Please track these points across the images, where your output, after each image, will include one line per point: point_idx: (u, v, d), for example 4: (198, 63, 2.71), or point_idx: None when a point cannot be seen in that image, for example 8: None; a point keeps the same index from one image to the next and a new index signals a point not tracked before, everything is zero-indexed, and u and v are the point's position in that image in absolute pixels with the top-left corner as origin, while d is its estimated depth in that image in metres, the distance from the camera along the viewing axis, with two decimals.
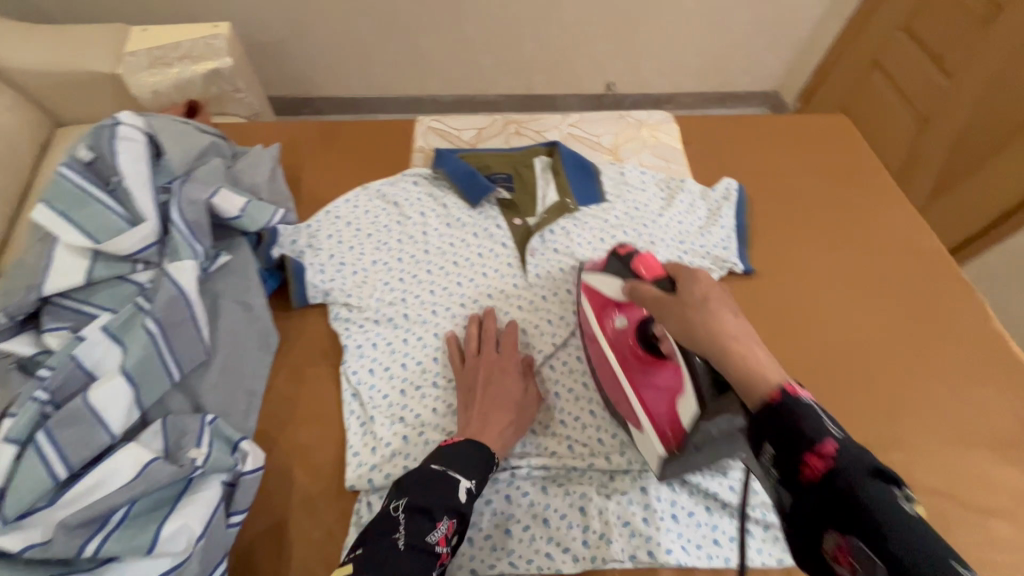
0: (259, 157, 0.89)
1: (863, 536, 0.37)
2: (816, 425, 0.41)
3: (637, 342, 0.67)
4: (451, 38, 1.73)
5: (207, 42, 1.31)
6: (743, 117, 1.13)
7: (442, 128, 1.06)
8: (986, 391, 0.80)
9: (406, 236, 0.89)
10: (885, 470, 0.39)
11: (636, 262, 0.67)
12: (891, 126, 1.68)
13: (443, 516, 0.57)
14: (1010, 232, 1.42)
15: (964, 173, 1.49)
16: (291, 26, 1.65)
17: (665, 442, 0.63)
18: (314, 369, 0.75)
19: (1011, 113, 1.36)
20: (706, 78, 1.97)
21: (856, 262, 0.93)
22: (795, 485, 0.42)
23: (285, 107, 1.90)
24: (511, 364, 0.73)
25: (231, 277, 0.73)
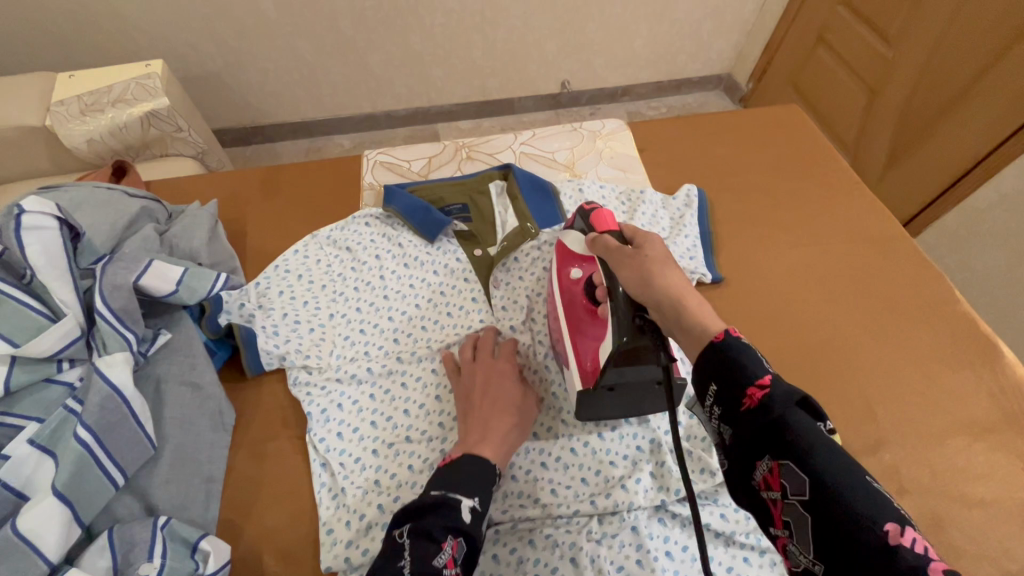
0: (197, 217, 0.83)
1: (795, 457, 0.40)
2: (756, 362, 0.45)
3: (585, 296, 0.67)
4: (397, 51, 1.68)
5: (140, 82, 1.25)
6: (697, 116, 1.12)
7: (390, 161, 1.02)
8: (963, 377, 0.80)
9: (362, 282, 0.85)
10: (811, 403, 0.44)
11: (591, 219, 0.67)
12: (841, 101, 1.70)
13: (446, 536, 0.54)
14: (949, 207, 1.42)
15: (908, 145, 1.50)
16: (228, 58, 1.58)
17: (583, 381, 0.64)
18: (275, 443, 0.70)
19: (949, 82, 1.37)
20: (659, 67, 1.98)
21: (821, 256, 0.93)
22: (735, 418, 0.45)
23: (234, 138, 1.83)
24: (507, 369, 0.71)
25: (174, 356, 0.68)
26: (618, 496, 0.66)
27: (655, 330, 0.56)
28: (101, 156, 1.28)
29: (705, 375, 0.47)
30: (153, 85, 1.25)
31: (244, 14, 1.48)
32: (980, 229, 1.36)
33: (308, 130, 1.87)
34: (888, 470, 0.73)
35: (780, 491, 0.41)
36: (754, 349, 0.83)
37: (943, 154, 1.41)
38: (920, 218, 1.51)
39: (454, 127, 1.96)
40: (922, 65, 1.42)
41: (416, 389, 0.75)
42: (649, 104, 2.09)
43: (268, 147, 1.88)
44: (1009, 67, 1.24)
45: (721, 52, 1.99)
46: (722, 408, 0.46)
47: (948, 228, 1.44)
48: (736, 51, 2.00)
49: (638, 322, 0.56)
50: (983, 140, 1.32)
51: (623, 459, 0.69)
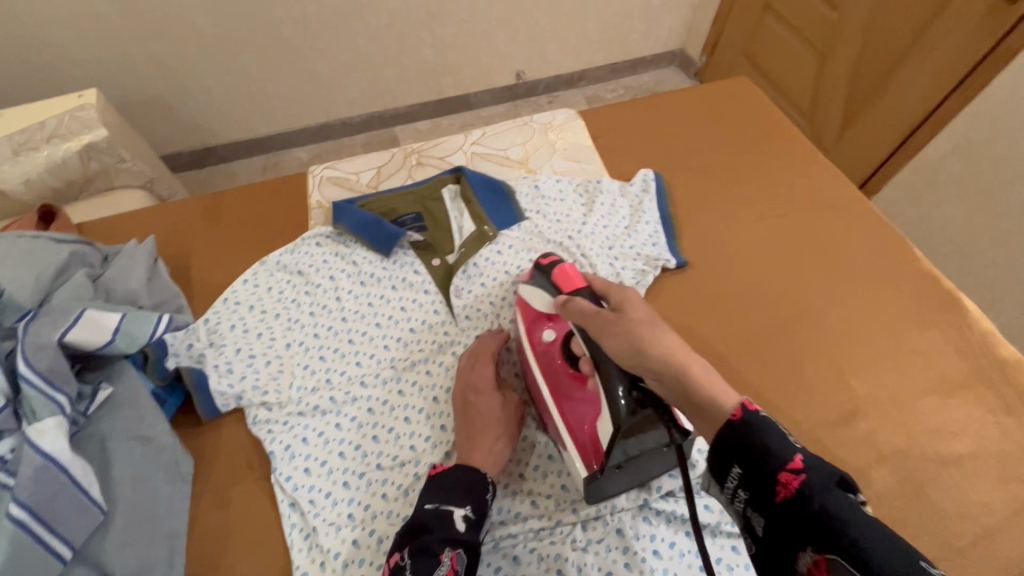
0: (133, 255, 0.78)
1: (840, 551, 0.39)
2: (784, 443, 0.45)
3: (563, 358, 0.66)
4: (345, 57, 1.62)
5: (74, 114, 1.19)
6: (650, 97, 1.10)
7: (337, 175, 0.98)
8: (931, 336, 0.80)
9: (319, 306, 0.81)
10: (846, 480, 0.44)
11: (556, 274, 0.68)
12: (794, 68, 1.70)
13: (443, 549, 0.55)
14: (903, 163, 1.43)
15: (860, 106, 1.51)
16: (167, 80, 1.50)
17: (587, 459, 0.60)
18: (241, 487, 0.67)
19: (894, 41, 1.38)
20: (613, 48, 1.96)
21: (784, 229, 0.92)
22: (770, 506, 0.44)
23: (184, 162, 1.75)
24: (485, 378, 0.70)
25: (119, 412, 0.64)
26: (600, 500, 0.64)
27: (654, 399, 0.54)
28: (40, 198, 1.21)
29: (727, 456, 0.48)
30: (88, 116, 1.19)
31: (179, 32, 1.41)
32: (934, 180, 1.36)
33: (261, 146, 1.80)
34: (866, 438, 0.73)
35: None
36: (725, 330, 0.82)
37: (895, 113, 1.41)
38: (876, 176, 1.51)
39: (412, 128, 1.92)
40: (868, 25, 1.43)
41: (384, 412, 0.72)
42: (607, 86, 2.07)
43: (222, 167, 1.80)
44: (950, 18, 1.24)
45: (673, 28, 1.98)
46: (748, 491, 0.46)
47: (903, 184, 1.43)
48: (687, 26, 1.99)
49: (636, 395, 0.55)
50: (933, 92, 1.31)
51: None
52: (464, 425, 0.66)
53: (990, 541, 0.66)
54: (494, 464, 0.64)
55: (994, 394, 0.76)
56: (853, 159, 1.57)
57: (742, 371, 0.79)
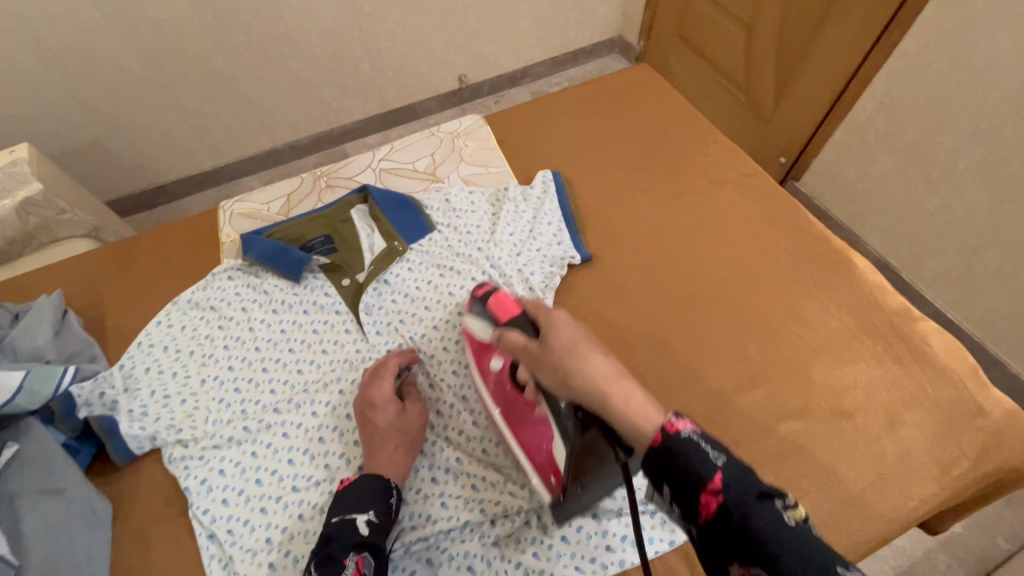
0: (39, 310, 0.80)
1: (763, 566, 0.39)
2: (703, 462, 0.44)
3: (512, 385, 0.67)
4: (282, 82, 1.63)
5: (9, 171, 1.17)
6: (559, 95, 1.13)
7: (247, 207, 0.99)
8: (832, 296, 0.84)
9: (232, 338, 0.82)
10: (772, 490, 0.42)
11: (491, 304, 0.70)
12: (721, 44, 1.73)
13: (348, 555, 0.57)
14: (834, 127, 1.47)
15: (790, 75, 1.54)
16: (103, 124, 1.50)
17: (551, 486, 0.62)
18: (160, 525, 0.69)
19: (808, 11, 1.42)
20: (553, 43, 1.99)
21: (692, 208, 0.95)
22: (698, 524, 0.44)
23: (134, 206, 1.74)
24: (384, 392, 0.72)
25: (27, 469, 0.65)
26: (508, 501, 0.67)
27: (598, 420, 0.53)
28: None
29: (656, 477, 0.47)
30: (21, 172, 1.18)
31: (108, 76, 1.42)
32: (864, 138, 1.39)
33: (212, 179, 1.79)
34: (774, 401, 0.76)
35: None
36: (634, 314, 0.85)
37: (822, 79, 1.45)
38: (812, 142, 1.55)
39: (360, 143, 1.91)
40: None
41: (299, 436, 0.74)
42: (551, 81, 2.10)
43: (173, 205, 1.79)
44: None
45: (608, 16, 2.01)
46: (679, 506, 0.46)
47: (839, 144, 1.46)
48: (622, 13, 2.03)
49: (580, 416, 0.55)
50: (853, 49, 1.34)
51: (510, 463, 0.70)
52: (365, 441, 0.69)
53: (884, 486, 0.70)
54: (396, 471, 0.67)
55: (886, 345, 0.79)
56: (789, 126, 1.60)
57: (650, 351, 0.82)
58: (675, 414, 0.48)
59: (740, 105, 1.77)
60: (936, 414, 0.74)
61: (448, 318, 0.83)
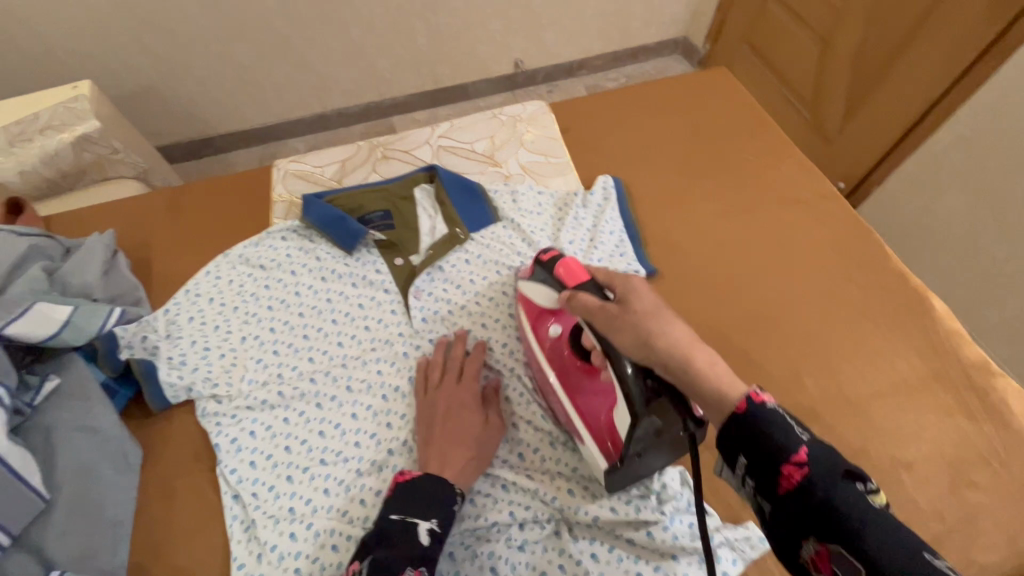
0: (91, 248, 0.80)
1: (844, 544, 0.40)
2: (788, 434, 0.44)
3: (569, 350, 0.67)
4: (338, 46, 1.61)
5: (69, 106, 1.19)
6: (628, 89, 1.08)
7: (302, 168, 0.97)
8: (897, 337, 0.79)
9: (276, 300, 0.82)
10: (855, 470, 0.43)
11: (558, 268, 0.66)
12: (793, 56, 1.63)
13: (406, 567, 0.54)
14: (906, 155, 1.36)
15: (861, 98, 1.43)
16: (162, 69, 1.50)
17: (607, 454, 0.61)
18: (186, 478, 0.68)
19: (894, 32, 1.32)
20: (613, 36, 1.92)
21: (756, 226, 0.90)
22: (774, 496, 0.44)
23: (184, 153, 1.74)
24: (464, 397, 0.70)
25: (66, 403, 0.66)
26: (539, 507, 0.65)
27: (668, 389, 0.53)
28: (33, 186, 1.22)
29: (733, 445, 0.47)
30: (80, 108, 1.19)
31: (172, 22, 1.41)
32: (937, 172, 1.29)
33: (260, 137, 1.79)
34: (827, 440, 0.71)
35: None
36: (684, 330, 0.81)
37: (897, 106, 1.35)
38: (879, 169, 1.44)
39: (409, 118, 1.89)
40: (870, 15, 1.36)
41: (332, 409, 0.72)
42: (607, 76, 2.03)
43: (220, 157, 1.80)
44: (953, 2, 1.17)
45: (675, 15, 1.93)
46: (754, 479, 0.46)
47: (906, 177, 1.36)
48: (689, 13, 1.94)
49: (649, 383, 0.54)
50: (937, 79, 1.24)
51: (543, 475, 0.67)
52: (438, 440, 0.66)
53: (938, 547, 0.65)
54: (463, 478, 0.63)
55: (954, 398, 0.74)
56: (856, 151, 1.48)
57: None
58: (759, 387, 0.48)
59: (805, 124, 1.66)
60: (1001, 479, 0.68)
61: (498, 319, 0.80)
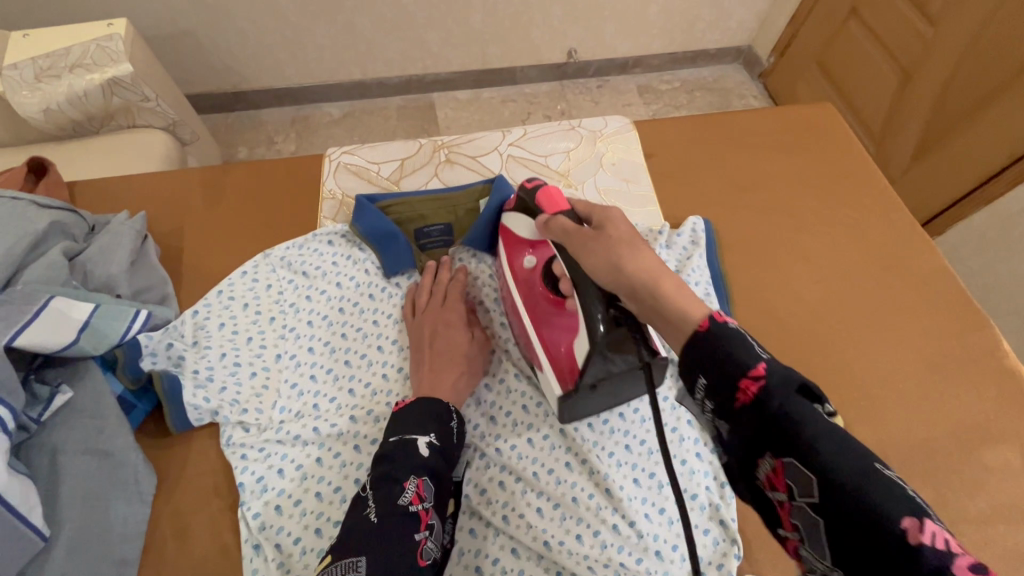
0: (118, 233, 0.71)
1: (797, 453, 0.36)
2: (746, 350, 0.40)
3: (542, 283, 0.65)
4: (389, 14, 1.46)
5: (101, 45, 1.07)
6: (719, 116, 0.97)
7: (356, 163, 0.87)
8: (1005, 450, 0.70)
9: (318, 315, 0.72)
10: (808, 386, 0.40)
11: (538, 195, 0.63)
12: (868, 83, 1.42)
13: (409, 477, 0.54)
14: (971, 211, 1.21)
15: (938, 140, 1.26)
16: (201, 14, 1.37)
17: (561, 380, 0.61)
18: (202, 515, 0.60)
19: (989, 71, 1.13)
20: (675, 36, 1.69)
21: (853, 296, 0.81)
22: (729, 413, 0.41)
23: (213, 104, 1.61)
24: (452, 315, 0.70)
25: (77, 422, 0.59)
26: None
27: (632, 324, 0.53)
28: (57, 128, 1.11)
29: (690, 366, 0.43)
30: (114, 49, 1.08)
31: None
32: (1010, 231, 1.14)
33: (293, 96, 1.64)
34: None
35: (786, 490, 0.38)
36: None
37: (974, 154, 1.18)
38: (942, 218, 1.28)
39: (451, 97, 1.73)
40: (965, 49, 1.16)
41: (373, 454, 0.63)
42: (662, 77, 1.80)
43: (250, 114, 1.66)
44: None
45: (744, 19, 1.67)
46: (712, 401, 0.42)
47: (975, 231, 1.21)
48: (759, 19, 1.69)
49: (613, 313, 0.53)
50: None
51: (604, 567, 0.59)
52: (428, 358, 0.67)
53: None
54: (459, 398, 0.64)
55: None
56: (920, 195, 1.32)
57: None
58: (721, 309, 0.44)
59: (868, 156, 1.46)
60: None
61: None
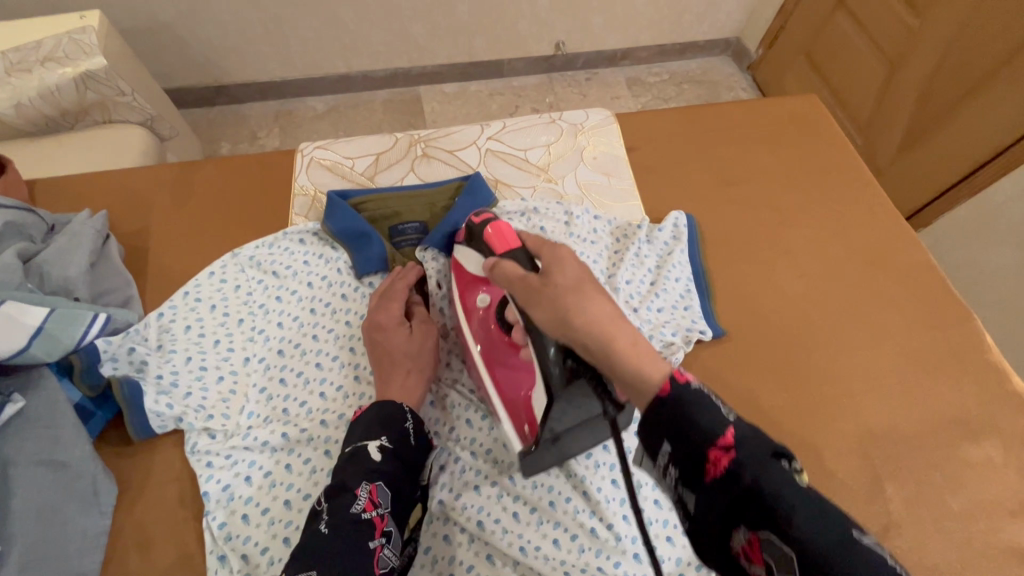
0: (78, 233, 0.68)
1: (774, 529, 0.34)
2: (711, 416, 0.38)
3: (496, 323, 0.61)
4: (373, 5, 1.42)
5: (72, 37, 1.04)
6: (704, 108, 0.95)
7: (330, 158, 0.85)
8: (988, 445, 0.69)
9: (288, 316, 0.70)
10: (784, 450, 0.37)
11: (487, 230, 0.59)
12: (855, 74, 1.40)
13: (361, 484, 0.53)
14: (958, 203, 1.20)
15: (926, 132, 1.24)
16: (178, 5, 1.33)
17: (522, 435, 0.55)
18: (166, 525, 0.58)
19: (976, 63, 1.12)
20: (664, 28, 1.67)
21: (836, 291, 0.79)
22: (697, 485, 0.38)
23: (193, 99, 1.57)
24: (392, 316, 0.67)
25: (32, 432, 0.57)
26: None
27: (586, 370, 0.48)
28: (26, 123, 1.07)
29: (654, 431, 0.40)
30: (87, 41, 1.04)
31: None
32: (1000, 223, 1.12)
33: (275, 90, 1.61)
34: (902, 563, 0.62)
35: (763, 567, 0.35)
36: (751, 407, 0.70)
37: (962, 146, 1.17)
38: (930, 211, 1.26)
39: (437, 90, 1.69)
40: (952, 40, 1.15)
41: None
42: (651, 70, 1.77)
43: (231, 109, 1.62)
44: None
45: (733, 11, 1.66)
46: (678, 468, 0.39)
47: (961, 223, 1.20)
48: (748, 11, 1.67)
49: (569, 364, 0.49)
50: (1014, 123, 1.07)
51: (581, 571, 0.58)
52: (375, 364, 0.65)
53: None
54: (408, 395, 0.62)
55: None
56: (908, 188, 1.30)
57: None
58: (682, 365, 0.43)
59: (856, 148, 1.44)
60: None
61: None
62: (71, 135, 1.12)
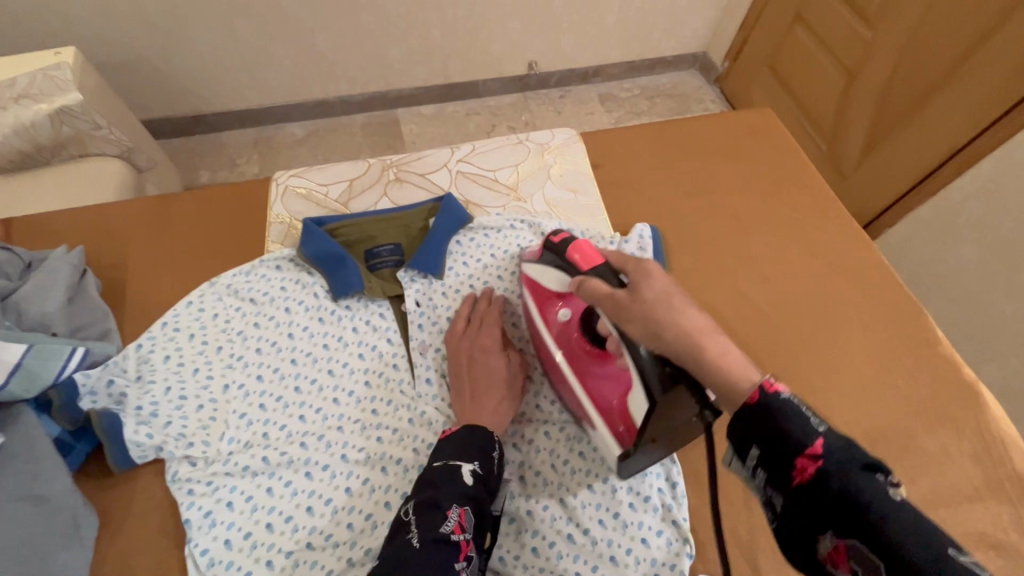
0: (55, 269, 0.69)
1: (863, 536, 0.36)
2: (803, 426, 0.41)
3: (582, 335, 0.65)
4: (347, 32, 1.46)
5: (48, 73, 1.05)
6: (665, 124, 1.00)
7: (305, 186, 0.87)
8: (943, 434, 0.73)
9: (267, 342, 0.72)
10: (875, 463, 0.39)
11: (570, 253, 0.62)
12: (815, 83, 1.47)
13: (452, 505, 0.54)
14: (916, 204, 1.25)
15: (882, 136, 1.30)
16: (156, 39, 1.35)
17: (619, 437, 0.58)
18: (150, 553, 0.60)
19: (923, 71, 1.19)
20: (633, 45, 1.73)
21: (796, 294, 0.83)
22: (785, 488, 0.41)
23: (172, 129, 1.59)
24: (490, 365, 0.68)
25: (9, 470, 0.56)
26: None
27: (687, 376, 0.49)
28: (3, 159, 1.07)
29: (746, 438, 0.44)
30: (63, 77, 1.06)
31: None
32: (954, 221, 1.17)
33: (255, 118, 1.63)
34: None
35: (849, 570, 0.38)
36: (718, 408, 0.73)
37: (917, 150, 1.22)
38: (891, 213, 1.31)
39: (414, 112, 1.73)
40: (903, 49, 1.21)
41: (324, 480, 0.63)
42: (623, 85, 1.84)
43: (211, 137, 1.63)
44: (1008, 32, 1.02)
45: (697, 28, 1.73)
46: (768, 472, 0.43)
47: (922, 222, 1.24)
48: (711, 26, 1.74)
49: (668, 370, 0.50)
50: (962, 128, 1.13)
51: None
52: (469, 387, 0.67)
53: None
54: (501, 421, 0.64)
55: (1008, 511, 0.68)
56: (868, 191, 1.36)
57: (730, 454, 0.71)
58: (772, 377, 0.45)
59: (819, 153, 1.50)
60: None
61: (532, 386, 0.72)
62: (45, 170, 1.12)
